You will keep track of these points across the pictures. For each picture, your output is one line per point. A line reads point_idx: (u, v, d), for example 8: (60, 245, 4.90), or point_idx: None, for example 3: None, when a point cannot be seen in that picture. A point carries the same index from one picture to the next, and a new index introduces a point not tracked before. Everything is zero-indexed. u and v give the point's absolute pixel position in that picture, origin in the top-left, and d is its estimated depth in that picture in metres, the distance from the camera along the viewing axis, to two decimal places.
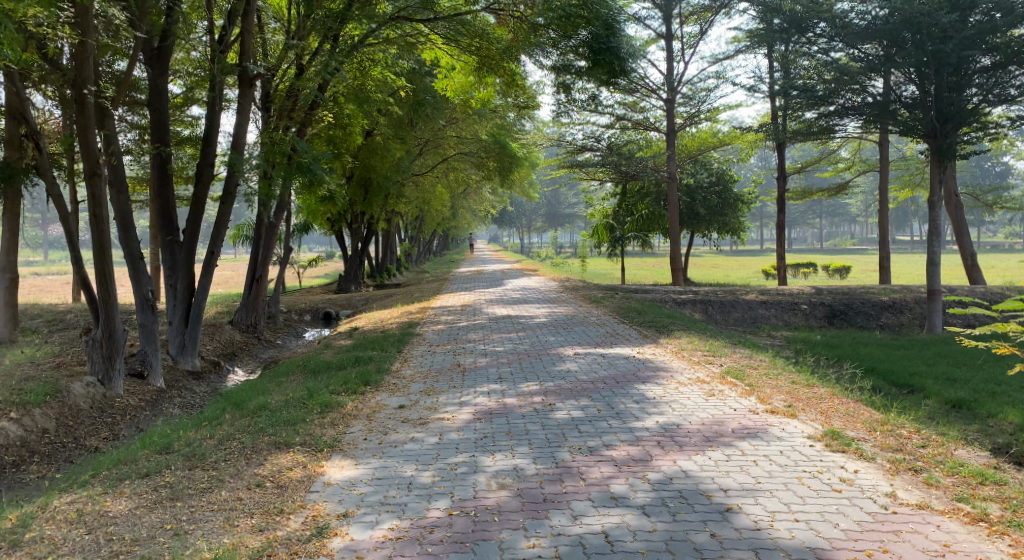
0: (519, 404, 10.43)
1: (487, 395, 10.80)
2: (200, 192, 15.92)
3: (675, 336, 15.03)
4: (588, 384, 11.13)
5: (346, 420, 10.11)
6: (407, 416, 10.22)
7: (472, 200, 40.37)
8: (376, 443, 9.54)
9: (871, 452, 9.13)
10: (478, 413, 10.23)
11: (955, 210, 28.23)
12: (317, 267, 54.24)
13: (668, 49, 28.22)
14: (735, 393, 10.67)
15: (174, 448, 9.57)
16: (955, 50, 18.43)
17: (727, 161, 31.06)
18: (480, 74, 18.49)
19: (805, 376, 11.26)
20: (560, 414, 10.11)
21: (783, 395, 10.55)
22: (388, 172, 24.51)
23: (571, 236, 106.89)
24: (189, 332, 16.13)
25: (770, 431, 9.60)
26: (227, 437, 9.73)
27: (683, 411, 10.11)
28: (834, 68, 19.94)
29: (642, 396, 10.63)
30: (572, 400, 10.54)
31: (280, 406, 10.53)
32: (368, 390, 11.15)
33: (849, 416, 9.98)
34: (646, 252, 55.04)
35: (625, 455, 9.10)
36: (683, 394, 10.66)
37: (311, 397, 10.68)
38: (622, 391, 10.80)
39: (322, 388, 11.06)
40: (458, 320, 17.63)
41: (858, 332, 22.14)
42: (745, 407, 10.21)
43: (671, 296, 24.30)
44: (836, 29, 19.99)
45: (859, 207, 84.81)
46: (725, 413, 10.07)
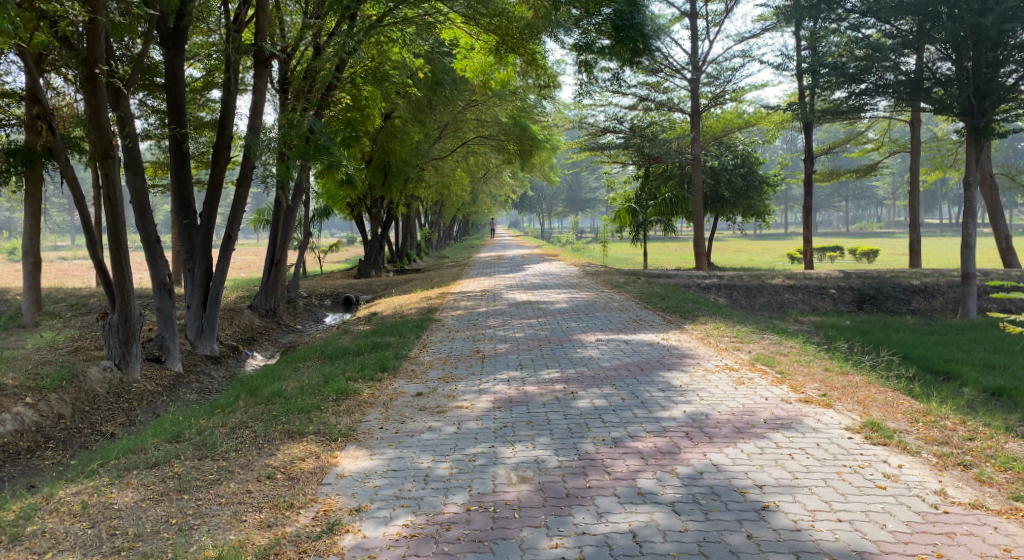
0: (541, 392, 10.13)
1: (507, 383, 10.50)
2: (217, 175, 15.69)
3: (700, 322, 14.67)
4: (612, 371, 10.82)
5: (362, 408, 9.85)
6: (425, 404, 9.93)
7: (494, 184, 40.04)
8: (391, 433, 9.27)
9: (916, 445, 8.76)
10: (498, 401, 9.94)
11: (988, 192, 27.62)
12: (339, 252, 54.13)
13: (692, 27, 27.75)
14: (765, 381, 10.32)
15: (185, 436, 9.34)
16: (994, 23, 17.83)
17: (751, 143, 30.55)
18: (501, 53, 18.12)
19: (838, 363, 10.89)
20: (583, 403, 9.80)
21: (816, 383, 10.19)
22: (407, 155, 24.20)
23: (593, 220, 106.37)
24: (207, 316, 15.90)
25: (803, 421, 9.25)
26: (240, 425, 9.50)
27: (711, 400, 9.77)
28: (866, 45, 19.72)
29: (667, 384, 10.31)
30: (596, 388, 10.23)
31: (295, 393, 10.28)
32: (386, 377, 10.87)
33: (886, 406, 9.61)
34: (669, 237, 54.56)
35: (652, 446, 8.79)
36: (710, 382, 10.31)
37: (327, 384, 10.42)
38: (647, 379, 10.48)
39: (339, 374, 10.80)
40: (480, 305, 17.34)
41: (887, 317, 21.67)
42: (776, 396, 9.85)
43: (695, 281, 23.90)
44: (868, 5, 19.55)
45: (886, 190, 83.79)
46: (755, 402, 9.72)
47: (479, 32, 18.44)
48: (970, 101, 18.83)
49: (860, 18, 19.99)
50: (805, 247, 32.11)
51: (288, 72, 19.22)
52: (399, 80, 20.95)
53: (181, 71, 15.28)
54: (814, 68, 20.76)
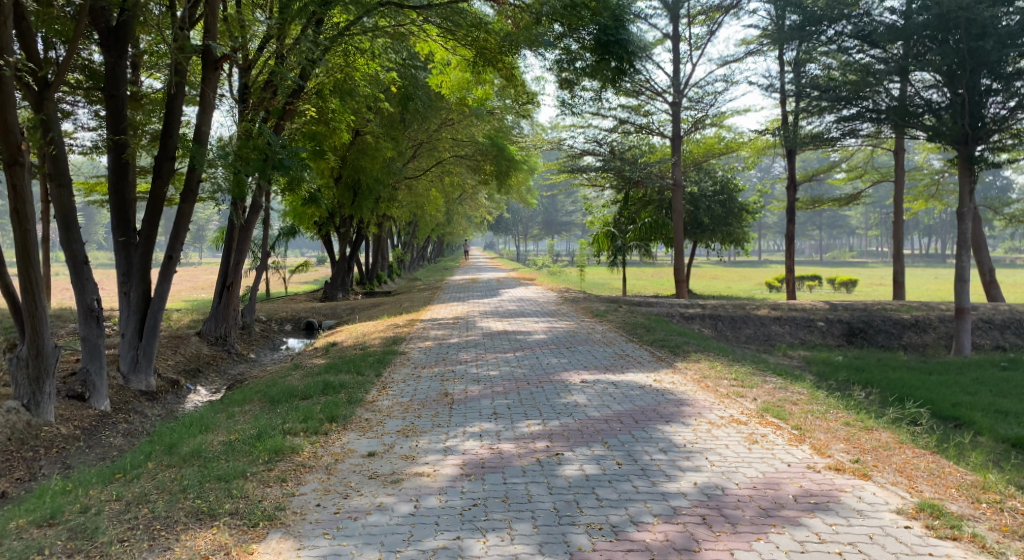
0: (519, 453, 8.62)
1: (478, 439, 8.99)
2: (159, 189, 14.10)
3: (692, 360, 13.25)
4: (602, 424, 9.32)
5: (298, 473, 8.32)
6: (377, 469, 8.41)
7: (468, 206, 38.59)
8: (330, 513, 7.72)
9: (996, 543, 7.32)
10: (467, 465, 8.42)
11: (978, 224, 26.50)
12: (308, 274, 52.30)
13: (674, 50, 26.63)
14: (782, 439, 8.87)
15: (63, 517, 7.72)
16: (995, 48, 16.67)
17: (731, 169, 29.33)
18: (478, 69, 16.75)
19: (860, 416, 9.46)
20: (570, 470, 8.30)
21: (842, 444, 8.76)
22: (378, 173, 22.70)
23: (567, 243, 105.27)
24: (143, 346, 14.22)
25: (842, 501, 7.81)
26: (140, 499, 7.91)
27: (724, 466, 8.32)
28: (855, 69, 18.46)
29: (669, 442, 8.82)
30: (583, 448, 8.72)
31: (221, 452, 8.69)
32: (334, 429, 9.33)
33: (935, 478, 8.19)
34: (645, 263, 53.42)
35: (662, 541, 7.31)
36: (719, 441, 8.85)
37: (262, 439, 8.86)
38: (644, 436, 8.99)
39: (276, 427, 9.23)
40: (449, 335, 15.83)
41: (880, 353, 20.39)
42: (800, 462, 8.41)
43: (677, 311, 22.52)
44: (858, 29, 18.39)
45: (859, 219, 83.37)
46: (776, 470, 8.28)
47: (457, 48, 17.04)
48: (965, 131, 17.68)
49: (848, 40, 18.51)
50: (789, 276, 30.78)
51: (249, 80, 17.76)
52: (368, 95, 19.50)
53: (124, 73, 13.88)
54: (801, 90, 19.30)
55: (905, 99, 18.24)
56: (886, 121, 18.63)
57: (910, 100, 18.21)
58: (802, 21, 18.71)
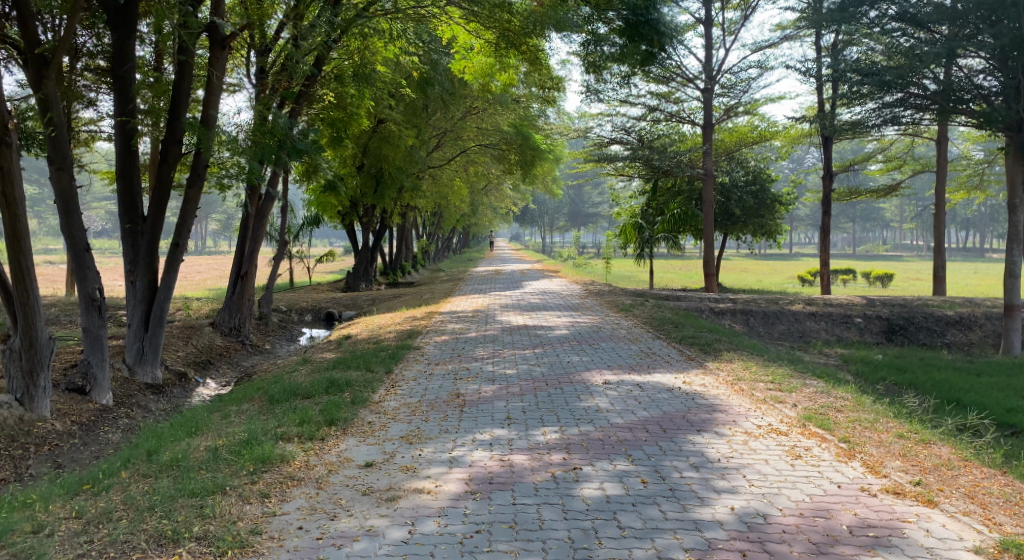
0: (532, 467, 7.84)
1: (489, 448, 8.21)
2: (163, 173, 13.25)
3: (725, 359, 12.38)
4: (626, 432, 8.51)
5: (285, 488, 7.64)
6: (373, 485, 7.67)
7: (495, 195, 37.75)
8: (312, 539, 7.02)
9: None
10: (475, 480, 7.66)
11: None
12: (333, 264, 51.75)
13: (706, 36, 25.65)
14: (828, 454, 8.03)
15: (11, 538, 7.04)
16: None
17: (764, 159, 28.31)
18: (502, 53, 15.87)
19: (913, 427, 8.58)
20: (588, 489, 7.50)
21: (898, 461, 7.90)
22: (400, 162, 21.90)
23: (595, 235, 104.09)
24: (149, 337, 13.50)
25: (906, 535, 6.96)
26: (101, 517, 7.24)
27: (764, 487, 7.49)
28: (899, 54, 17.38)
29: (700, 456, 8.00)
30: (605, 462, 7.91)
31: (203, 461, 7.98)
32: (332, 435, 8.60)
33: (1010, 506, 7.30)
34: (675, 256, 52.31)
35: None
36: (757, 455, 8.02)
37: (249, 446, 8.16)
38: (673, 447, 8.17)
39: (267, 433, 8.51)
40: (468, 329, 15.04)
41: (922, 352, 19.36)
42: (852, 484, 7.56)
43: (708, 305, 21.57)
44: (903, 13, 17.33)
45: (894, 212, 81.72)
46: (825, 492, 7.45)
47: (480, 36, 16.32)
48: (1019, 115, 16.58)
49: (892, 23, 17.47)
50: (823, 270, 29.66)
51: (265, 64, 17.05)
52: (388, 80, 18.67)
53: (132, 52, 13.12)
54: (841, 74, 18.08)
55: (951, 83, 17.13)
56: (928, 107, 17.55)
57: (957, 85, 17.12)
58: (843, 2, 17.65)
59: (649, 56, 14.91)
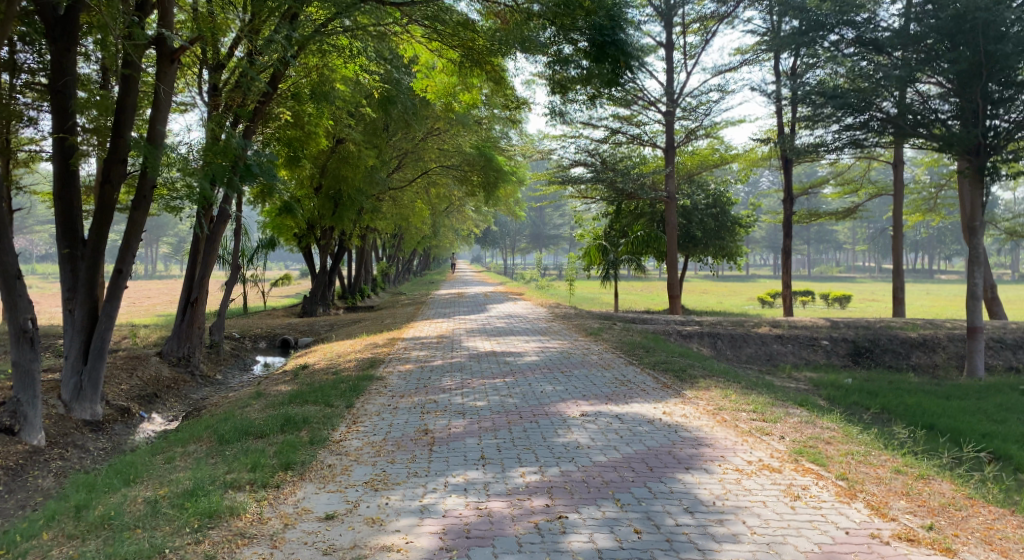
0: (512, 516, 7.37)
1: (461, 495, 7.66)
2: (105, 195, 12.52)
3: (701, 387, 11.87)
4: (610, 473, 8.01)
5: (235, 547, 7.10)
6: (336, 542, 7.14)
7: (455, 218, 37.12)
8: None
9: None
10: (450, 532, 7.18)
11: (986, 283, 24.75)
12: (290, 288, 50.73)
13: (668, 60, 25.40)
14: (829, 495, 7.68)
15: None
16: (1014, 52, 15.25)
17: (725, 182, 28.03)
18: (466, 72, 15.31)
19: (908, 465, 8.17)
20: (578, 541, 7.09)
21: (902, 500, 7.62)
22: (360, 184, 21.23)
23: (554, 258, 103.71)
24: (88, 371, 12.71)
25: None
26: None
27: (768, 536, 7.16)
28: (857, 76, 16.96)
29: (693, 499, 7.61)
30: (592, 509, 7.48)
31: (140, 517, 7.40)
32: (289, 480, 7.99)
33: None
34: (636, 279, 51.91)
35: None
36: (754, 496, 7.65)
37: (194, 498, 7.53)
38: (663, 490, 7.75)
39: (212, 480, 7.91)
40: (432, 357, 14.42)
41: (890, 375, 19.01)
42: (862, 529, 7.28)
43: (674, 328, 21.09)
44: (862, 36, 16.93)
45: (848, 234, 82.36)
46: (833, 540, 7.14)
47: (443, 58, 15.90)
48: (977, 140, 16.13)
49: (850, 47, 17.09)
50: (786, 292, 29.35)
51: (218, 81, 16.29)
52: (349, 99, 18.00)
53: (73, 66, 12.47)
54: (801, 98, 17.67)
55: (908, 107, 16.68)
56: (882, 132, 17.13)
57: (912, 110, 16.69)
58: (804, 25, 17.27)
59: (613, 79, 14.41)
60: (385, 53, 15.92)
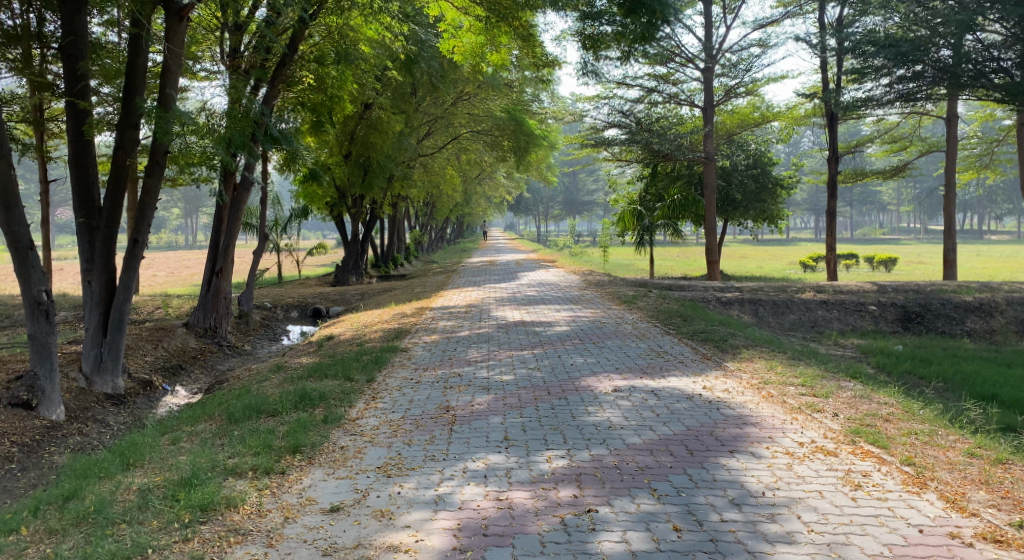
0: (537, 510, 6.91)
1: (482, 483, 7.26)
2: (119, 160, 11.92)
3: (744, 358, 11.13)
4: (646, 458, 7.54)
5: (229, 545, 6.76)
6: (339, 541, 6.76)
7: (487, 183, 36.33)
8: None
9: None
10: (466, 527, 6.77)
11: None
12: (323, 257, 50.30)
13: (706, 14, 24.34)
14: (896, 484, 7.18)
15: None
16: None
17: (765, 141, 26.94)
18: (494, 29, 14.46)
19: (979, 451, 7.56)
20: (608, 541, 6.61)
21: (982, 491, 7.09)
22: (389, 150, 20.52)
23: (591, 224, 102.50)
24: (108, 343, 12.09)
25: None
26: None
27: (826, 534, 6.66)
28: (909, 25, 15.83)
29: (740, 489, 7.13)
30: (625, 502, 6.99)
31: (128, 510, 7.08)
32: (296, 470, 7.65)
33: None
34: (675, 245, 50.75)
35: None
36: (810, 486, 7.16)
37: (188, 490, 7.23)
38: (704, 478, 7.27)
39: (209, 471, 7.54)
40: (460, 327, 13.78)
41: (942, 341, 18.03)
42: (937, 525, 6.76)
43: (713, 295, 20.24)
44: None
45: (891, 195, 80.20)
46: (903, 541, 6.62)
47: (469, 19, 15.00)
48: None
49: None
50: (830, 256, 28.15)
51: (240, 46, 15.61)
52: (375, 62, 17.25)
53: (84, 27, 11.86)
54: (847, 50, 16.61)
55: (965, 55, 15.51)
56: (936, 84, 16.04)
57: (971, 59, 15.53)
58: None
59: (649, 32, 13.48)
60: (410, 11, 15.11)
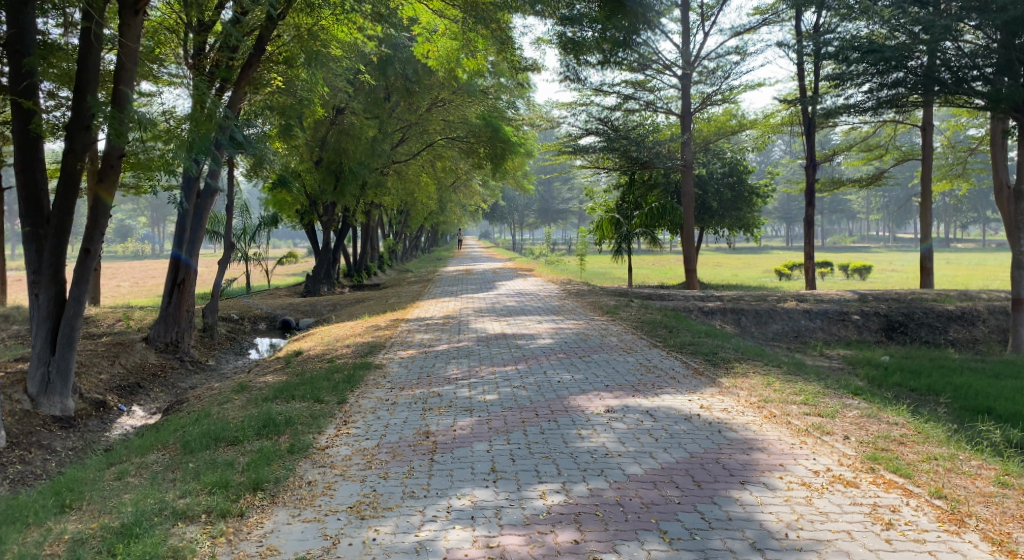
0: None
1: (472, 528, 6.71)
2: (69, 165, 11.12)
3: (739, 373, 10.52)
4: (653, 495, 7.07)
5: None
6: None
7: (461, 191, 35.65)
8: None
9: None
10: None
11: None
12: (294, 268, 49.25)
13: (684, 20, 23.88)
14: (931, 521, 6.83)
15: None
16: None
17: (742, 149, 26.48)
18: (471, 31, 13.77)
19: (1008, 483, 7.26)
20: None
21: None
22: (363, 156, 19.78)
23: (564, 233, 101.81)
24: (56, 362, 11.27)
25: None
26: None
27: None
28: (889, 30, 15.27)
29: (759, 530, 6.72)
30: (633, 547, 6.54)
31: None
32: (259, 510, 7.03)
33: None
34: (651, 253, 50.17)
35: None
36: (839, 526, 6.76)
37: (127, 541, 6.56)
38: (718, 517, 6.85)
39: (152, 515, 6.87)
40: (437, 341, 13.06)
41: (928, 350, 17.48)
42: None
43: (696, 304, 19.58)
44: None
45: (864, 203, 80.10)
46: None
47: (444, 23, 14.41)
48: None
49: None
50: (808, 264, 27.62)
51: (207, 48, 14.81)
52: (349, 65, 16.50)
53: (32, 23, 11.17)
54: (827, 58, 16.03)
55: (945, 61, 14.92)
56: (913, 91, 15.52)
57: (949, 66, 15.00)
58: None
59: (625, 37, 12.85)
60: (384, 12, 14.52)
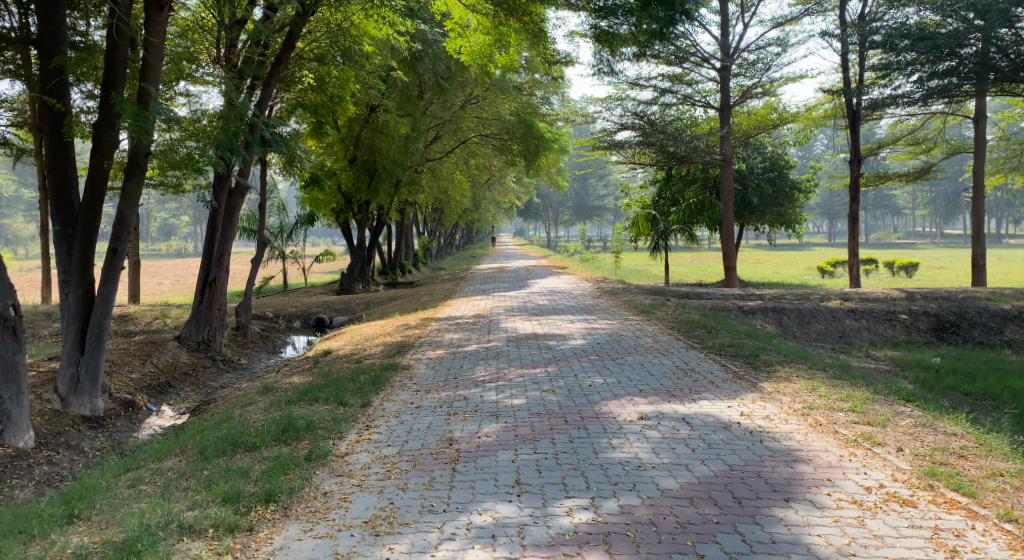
0: None
1: (490, 550, 6.51)
2: (97, 162, 10.86)
3: (780, 377, 10.01)
4: (694, 516, 6.79)
5: None
6: None
7: (496, 188, 35.23)
8: None
9: None
10: None
11: None
12: (329, 265, 49.13)
13: (723, 12, 23.31)
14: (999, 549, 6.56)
15: None
16: None
17: (783, 143, 25.79)
18: (503, 24, 13.33)
19: None
20: None
21: None
22: (396, 154, 19.43)
23: (602, 229, 100.82)
24: (85, 362, 11.04)
25: None
26: None
27: None
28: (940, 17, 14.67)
29: (805, 555, 6.50)
30: None
31: None
32: (270, 525, 6.83)
33: None
34: (690, 249, 49.28)
35: None
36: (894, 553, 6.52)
37: None
38: (764, 541, 6.60)
39: (155, 531, 6.70)
40: (466, 341, 12.68)
41: (981, 351, 16.72)
42: None
43: (735, 304, 18.94)
44: None
45: (909, 198, 78.31)
46: None
47: (476, 17, 13.98)
48: None
49: None
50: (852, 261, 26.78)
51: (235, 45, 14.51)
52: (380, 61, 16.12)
53: (61, 21, 10.92)
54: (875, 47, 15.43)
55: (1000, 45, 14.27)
56: (965, 81, 14.83)
57: (1003, 51, 14.34)
58: None
59: (662, 27, 12.35)
60: (414, 5, 14.09)
